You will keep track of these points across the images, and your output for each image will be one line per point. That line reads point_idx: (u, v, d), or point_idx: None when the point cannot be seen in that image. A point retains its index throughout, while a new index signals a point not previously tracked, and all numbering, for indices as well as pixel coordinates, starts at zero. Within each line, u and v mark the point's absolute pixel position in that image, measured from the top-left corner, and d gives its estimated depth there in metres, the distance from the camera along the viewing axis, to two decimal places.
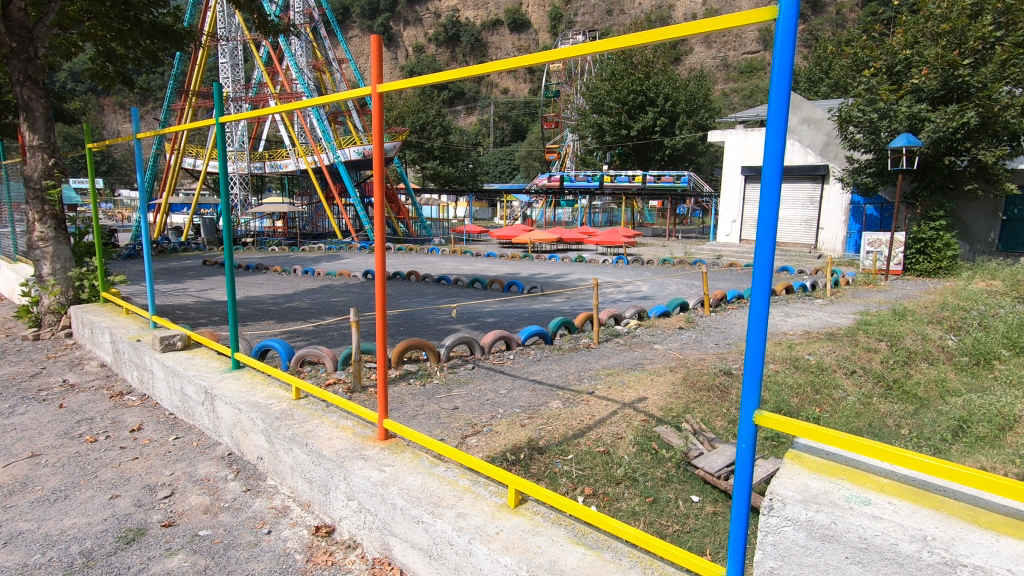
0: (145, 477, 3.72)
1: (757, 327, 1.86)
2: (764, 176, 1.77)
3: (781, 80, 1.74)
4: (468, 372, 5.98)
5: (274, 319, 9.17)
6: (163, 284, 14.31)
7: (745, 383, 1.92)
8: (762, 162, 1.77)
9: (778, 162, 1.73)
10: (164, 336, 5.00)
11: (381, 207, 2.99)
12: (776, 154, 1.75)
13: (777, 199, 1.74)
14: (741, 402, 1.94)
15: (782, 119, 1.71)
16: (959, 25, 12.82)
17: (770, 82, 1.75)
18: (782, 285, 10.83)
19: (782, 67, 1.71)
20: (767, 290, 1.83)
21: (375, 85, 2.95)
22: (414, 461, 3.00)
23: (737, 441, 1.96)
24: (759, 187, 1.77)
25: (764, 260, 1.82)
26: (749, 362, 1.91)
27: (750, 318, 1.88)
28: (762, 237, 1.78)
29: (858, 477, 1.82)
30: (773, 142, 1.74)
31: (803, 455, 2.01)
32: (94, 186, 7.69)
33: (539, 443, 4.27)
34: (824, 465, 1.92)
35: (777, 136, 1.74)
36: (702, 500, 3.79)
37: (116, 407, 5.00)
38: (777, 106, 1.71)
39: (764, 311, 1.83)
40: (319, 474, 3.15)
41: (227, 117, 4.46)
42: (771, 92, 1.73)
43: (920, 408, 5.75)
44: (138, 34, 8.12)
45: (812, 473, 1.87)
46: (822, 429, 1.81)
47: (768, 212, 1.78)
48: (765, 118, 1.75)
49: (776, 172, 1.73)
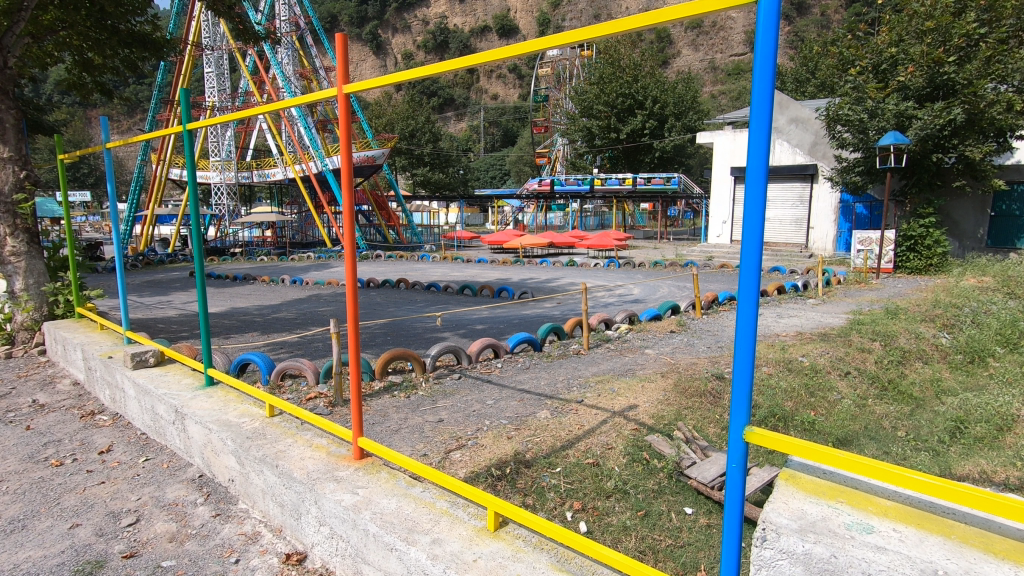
0: (109, 504, 3.53)
1: (746, 332, 1.72)
2: (747, 173, 1.68)
3: (765, 72, 1.63)
4: (455, 381, 5.83)
5: (259, 331, 8.95)
6: (147, 296, 14.06)
7: (735, 399, 1.77)
8: (746, 161, 1.66)
9: (763, 161, 1.63)
10: (136, 352, 4.80)
11: (350, 210, 2.82)
12: (760, 154, 1.64)
13: (763, 198, 1.63)
14: (729, 418, 1.79)
15: (764, 108, 1.61)
16: (943, 22, 12.84)
17: (752, 74, 1.64)
18: (773, 285, 10.75)
19: (766, 64, 1.60)
20: (755, 294, 1.69)
21: (342, 85, 2.80)
22: (390, 482, 2.84)
23: (728, 462, 1.79)
24: (745, 187, 1.67)
25: (751, 262, 1.68)
26: (737, 372, 1.75)
27: (739, 324, 1.74)
28: (749, 234, 1.67)
29: (859, 500, 1.68)
30: (756, 133, 1.63)
31: (797, 475, 1.88)
32: (69, 198, 7.43)
33: (527, 456, 4.11)
34: (822, 486, 1.79)
35: (762, 131, 1.63)
36: (695, 512, 3.67)
37: (86, 427, 4.79)
38: (760, 94, 1.61)
39: (752, 315, 1.69)
40: (289, 497, 2.97)
41: (195, 123, 4.28)
42: (753, 85, 1.63)
43: (916, 409, 5.68)
44: (116, 44, 7.96)
45: (808, 496, 1.73)
46: (813, 445, 1.69)
47: (753, 212, 1.67)
48: (748, 118, 1.65)
49: (762, 171, 1.62)
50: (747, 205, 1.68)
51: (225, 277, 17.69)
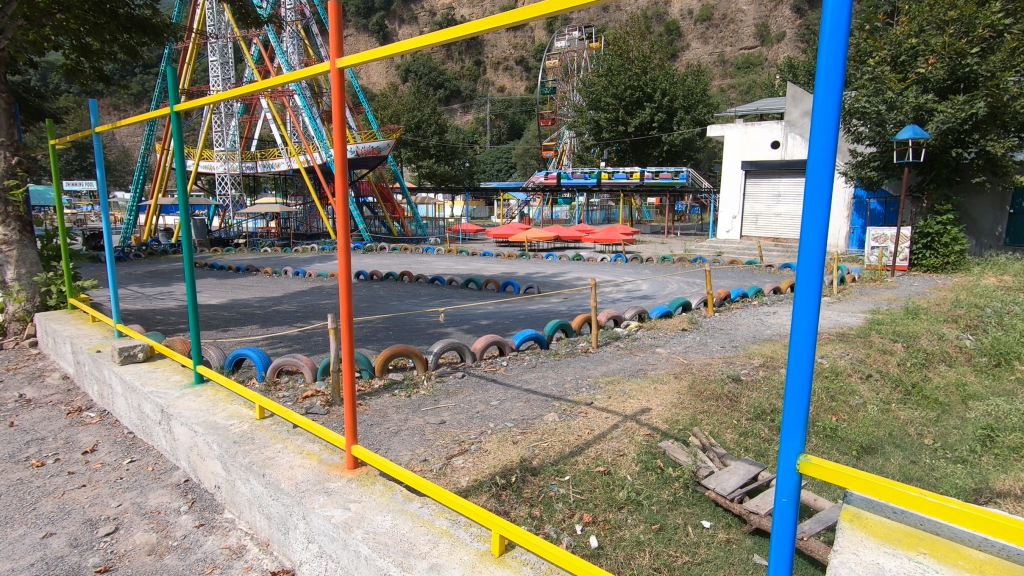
0: (88, 510, 3.30)
1: (803, 347, 1.48)
2: (807, 153, 1.45)
3: (831, 57, 1.40)
4: (459, 380, 5.58)
5: (258, 324, 8.75)
6: (149, 287, 13.90)
7: (788, 423, 1.52)
8: (807, 155, 1.43)
9: (829, 153, 1.40)
10: (123, 347, 4.58)
11: (343, 203, 2.57)
12: (826, 147, 1.40)
13: (829, 194, 1.40)
14: (780, 445, 1.54)
15: (837, 82, 1.38)
16: (967, 12, 12.41)
17: (818, 58, 1.41)
18: (788, 283, 10.40)
19: (834, 45, 1.37)
20: (817, 294, 1.45)
21: (334, 60, 2.53)
22: (386, 495, 2.60)
23: (779, 492, 1.53)
24: (806, 181, 1.43)
25: (812, 266, 1.44)
26: (791, 394, 1.51)
27: (794, 328, 1.50)
28: (810, 219, 1.43)
29: (944, 552, 1.45)
30: (826, 106, 1.39)
31: (862, 515, 1.65)
32: (60, 185, 7.21)
33: (534, 463, 3.85)
34: (896, 532, 1.55)
35: (828, 123, 1.40)
36: (714, 525, 3.44)
37: (72, 425, 4.58)
38: (830, 67, 1.38)
39: (812, 315, 1.45)
40: (277, 509, 2.74)
41: (183, 105, 4.05)
42: (819, 69, 1.40)
43: (942, 415, 5.40)
44: (115, 29, 7.65)
45: (881, 543, 1.51)
46: (883, 483, 1.44)
47: (815, 213, 1.45)
48: (811, 110, 1.42)
49: (828, 164, 1.39)
50: (809, 194, 1.44)
51: (228, 268, 17.54)
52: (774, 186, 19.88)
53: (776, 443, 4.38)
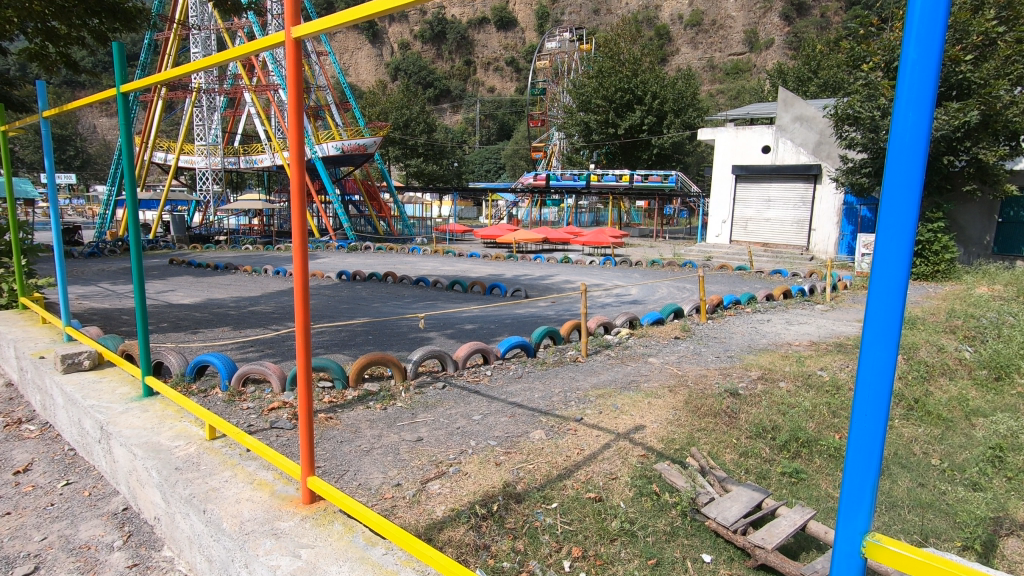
0: (6, 545, 2.88)
1: (874, 412, 1.34)
2: (889, 148, 1.27)
3: (919, 65, 1.22)
4: (439, 392, 5.19)
5: (230, 326, 8.30)
6: (119, 285, 13.23)
7: (851, 492, 1.39)
8: (888, 172, 1.27)
9: (918, 166, 1.22)
10: (68, 354, 4.15)
11: (298, 199, 2.21)
12: (913, 161, 1.23)
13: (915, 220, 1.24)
14: (844, 519, 1.40)
15: (933, 53, 1.19)
16: (961, 19, 12.24)
17: (899, 62, 1.24)
18: (781, 289, 10.14)
19: (929, 45, 1.19)
20: (897, 317, 1.28)
21: (289, 29, 2.16)
22: (344, 539, 2.23)
23: None
24: (885, 205, 1.27)
25: (891, 304, 1.28)
26: (861, 458, 1.37)
27: (864, 356, 1.35)
28: (893, 215, 1.25)
29: None
30: (920, 87, 1.21)
31: None
32: (10, 174, 6.65)
33: (517, 488, 3.49)
34: None
35: (914, 140, 1.22)
36: (715, 560, 3.09)
37: (6, 439, 4.12)
38: (926, 34, 1.19)
39: (892, 327, 1.29)
40: (218, 552, 2.36)
41: (129, 86, 3.63)
42: (905, 72, 1.23)
43: (947, 432, 5.12)
44: (83, 12, 7.05)
45: None
46: None
47: (901, 242, 1.26)
48: (889, 123, 1.26)
49: (916, 180, 1.22)
50: (884, 214, 1.28)
51: (207, 265, 16.92)
52: (764, 191, 19.67)
53: (778, 464, 4.07)
